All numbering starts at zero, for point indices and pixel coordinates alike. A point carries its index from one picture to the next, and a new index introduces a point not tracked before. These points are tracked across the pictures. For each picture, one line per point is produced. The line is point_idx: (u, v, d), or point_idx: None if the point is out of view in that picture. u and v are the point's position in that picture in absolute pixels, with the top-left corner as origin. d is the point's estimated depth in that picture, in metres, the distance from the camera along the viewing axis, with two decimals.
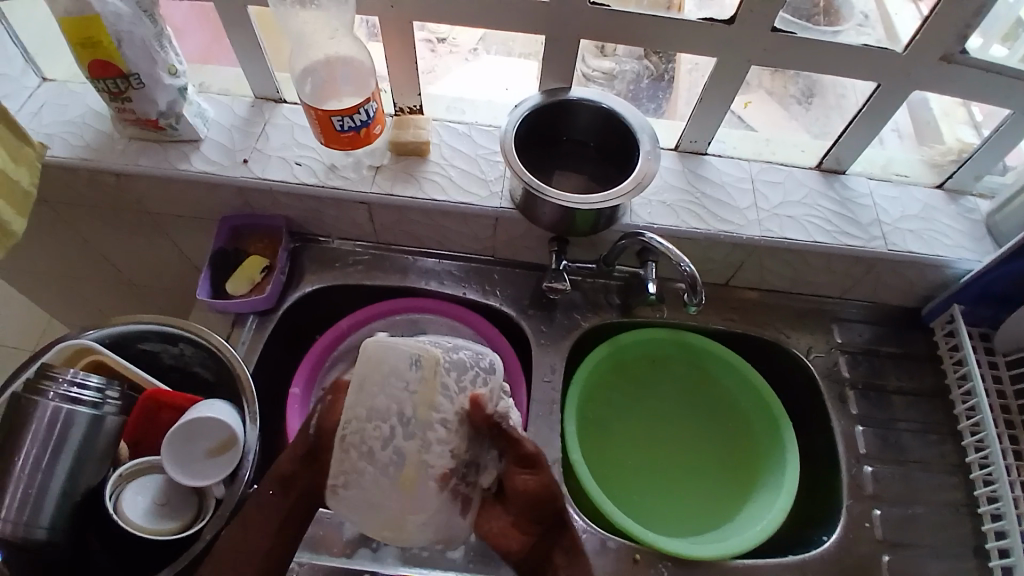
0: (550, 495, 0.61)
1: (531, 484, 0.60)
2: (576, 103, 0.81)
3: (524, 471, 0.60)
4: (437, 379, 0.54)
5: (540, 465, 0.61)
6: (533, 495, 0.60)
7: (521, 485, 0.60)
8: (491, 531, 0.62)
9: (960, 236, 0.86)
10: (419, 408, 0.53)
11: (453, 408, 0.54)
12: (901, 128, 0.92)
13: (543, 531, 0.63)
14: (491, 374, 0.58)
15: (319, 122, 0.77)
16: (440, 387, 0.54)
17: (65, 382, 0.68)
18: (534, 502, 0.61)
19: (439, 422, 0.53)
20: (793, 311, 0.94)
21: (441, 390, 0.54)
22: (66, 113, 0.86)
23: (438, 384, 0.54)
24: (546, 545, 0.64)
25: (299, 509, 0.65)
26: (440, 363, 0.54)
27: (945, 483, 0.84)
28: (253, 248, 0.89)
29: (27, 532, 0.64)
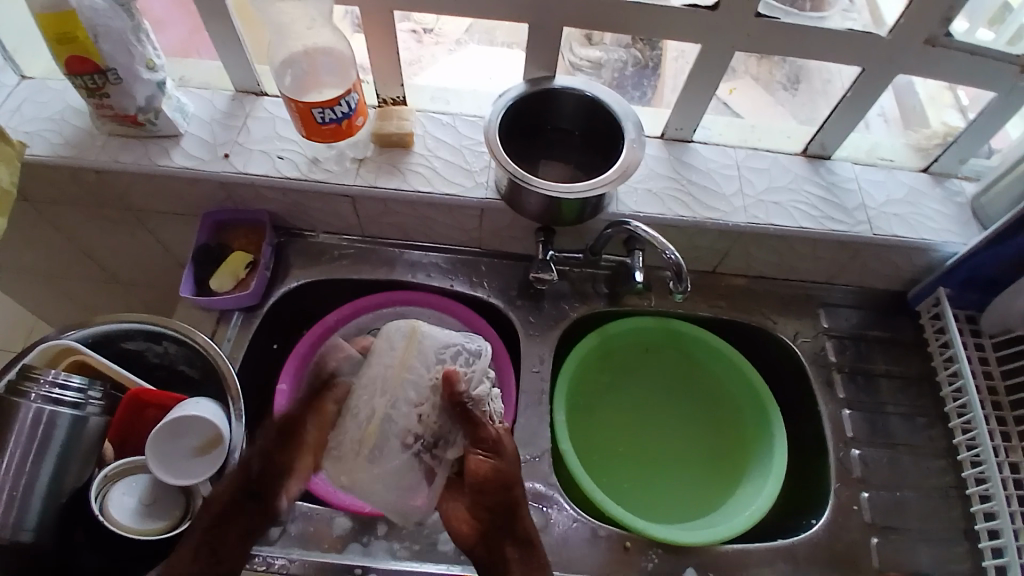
0: (506, 481, 0.63)
1: (482, 466, 0.63)
2: (559, 92, 0.81)
3: (481, 454, 0.63)
4: (421, 348, 0.64)
5: (499, 451, 0.64)
6: (483, 477, 0.63)
7: (474, 466, 0.63)
8: (448, 513, 0.65)
9: (945, 220, 0.86)
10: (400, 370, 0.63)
11: (431, 376, 0.63)
12: (886, 113, 0.95)
13: (498, 522, 0.63)
14: (479, 360, 0.66)
15: (301, 115, 0.76)
16: (422, 355, 0.64)
17: (47, 382, 0.67)
18: (486, 486, 0.63)
19: (413, 384, 0.62)
20: (780, 297, 0.95)
21: (421, 358, 0.63)
22: (44, 110, 0.85)
23: (420, 351, 0.64)
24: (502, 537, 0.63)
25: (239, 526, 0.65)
26: (427, 336, 0.65)
27: (932, 464, 0.85)
28: (236, 243, 0.88)
29: (14, 534, 0.64)
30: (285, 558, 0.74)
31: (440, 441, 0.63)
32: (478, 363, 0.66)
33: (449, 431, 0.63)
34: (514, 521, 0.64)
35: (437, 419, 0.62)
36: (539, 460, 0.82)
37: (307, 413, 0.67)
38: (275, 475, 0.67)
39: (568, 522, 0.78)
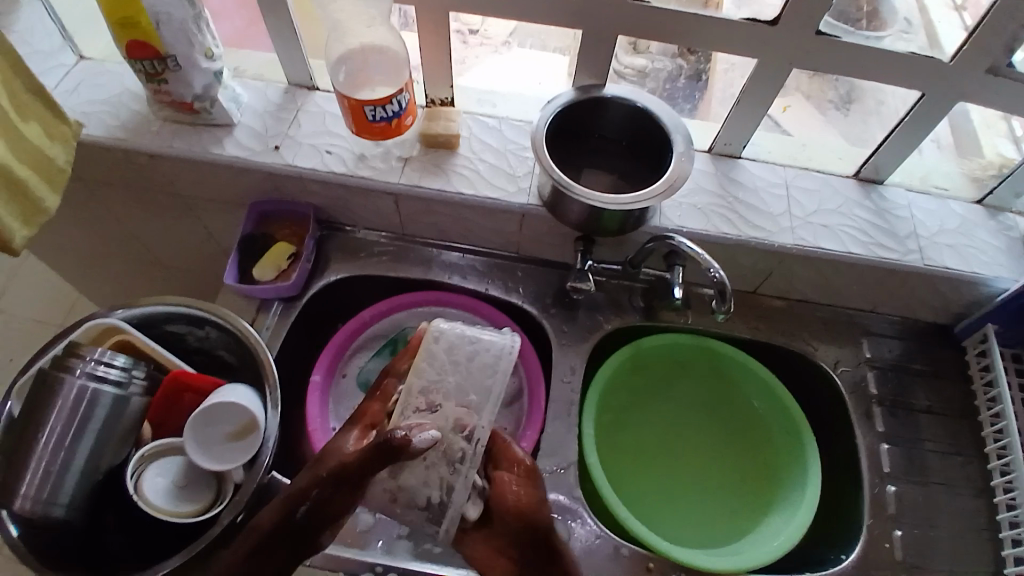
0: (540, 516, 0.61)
1: (521, 498, 0.60)
2: (609, 101, 0.80)
3: (513, 487, 0.61)
4: (433, 348, 0.60)
5: (532, 481, 0.62)
6: (520, 512, 0.60)
7: (511, 498, 0.60)
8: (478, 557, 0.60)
9: (997, 253, 0.83)
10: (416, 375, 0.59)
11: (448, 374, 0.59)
12: (940, 140, 0.89)
13: (533, 558, 0.61)
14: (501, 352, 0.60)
15: (353, 111, 0.77)
16: (437, 354, 0.60)
17: (92, 360, 0.68)
18: (521, 525, 0.60)
19: (429, 386, 0.59)
20: (821, 322, 0.93)
21: (438, 358, 0.60)
22: (102, 92, 0.87)
23: (434, 350, 0.60)
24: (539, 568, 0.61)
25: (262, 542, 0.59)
26: (441, 335, 0.61)
27: (969, 505, 0.82)
28: (279, 234, 0.89)
29: (45, 509, 0.65)
30: None
31: (458, 451, 0.57)
32: (506, 358, 0.60)
33: (464, 434, 0.57)
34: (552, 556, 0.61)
35: (456, 421, 0.57)
36: (564, 471, 0.81)
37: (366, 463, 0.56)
38: (324, 514, 0.59)
39: (590, 537, 0.77)
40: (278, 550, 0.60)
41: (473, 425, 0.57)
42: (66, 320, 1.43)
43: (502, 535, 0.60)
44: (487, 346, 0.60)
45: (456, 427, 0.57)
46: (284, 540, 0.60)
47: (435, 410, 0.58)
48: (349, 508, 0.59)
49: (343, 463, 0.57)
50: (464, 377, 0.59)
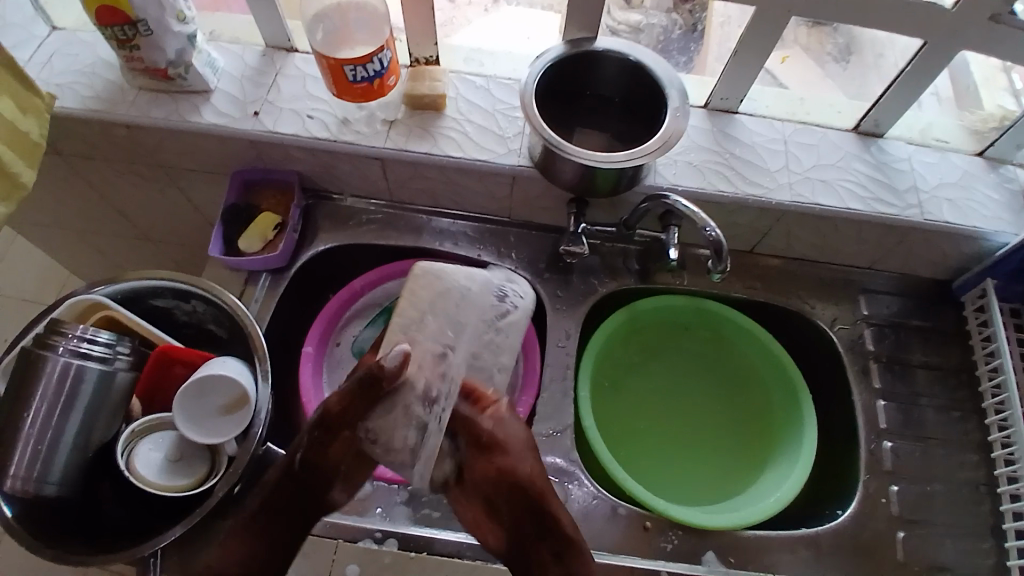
0: (518, 479, 0.59)
1: (486, 468, 0.59)
2: (601, 55, 0.78)
3: (482, 455, 0.60)
4: (419, 284, 0.58)
5: (500, 448, 0.60)
6: (491, 477, 0.59)
7: (481, 469, 0.60)
8: (468, 521, 0.61)
9: (997, 208, 0.82)
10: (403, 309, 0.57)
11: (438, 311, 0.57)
12: (939, 92, 0.90)
13: (523, 521, 0.59)
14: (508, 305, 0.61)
15: (332, 71, 0.74)
16: (422, 291, 0.58)
17: (75, 337, 0.66)
18: (497, 483, 0.59)
19: (413, 319, 0.57)
20: (818, 280, 0.91)
21: (424, 297, 0.58)
22: (75, 62, 0.84)
23: (420, 284, 0.58)
24: (531, 535, 0.58)
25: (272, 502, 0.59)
26: (434, 272, 0.59)
27: (966, 461, 0.82)
28: (265, 203, 0.87)
29: (37, 488, 0.63)
30: None
31: (433, 391, 0.55)
32: (498, 302, 0.60)
33: (441, 368, 0.56)
34: (538, 516, 0.58)
35: (432, 356, 0.56)
36: (560, 434, 0.81)
37: (347, 399, 0.55)
38: (322, 460, 0.59)
39: (588, 498, 0.77)
40: (288, 509, 0.59)
41: (447, 362, 0.56)
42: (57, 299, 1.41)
43: (478, 501, 0.60)
44: (488, 289, 0.60)
45: (433, 362, 0.55)
46: (292, 494, 0.59)
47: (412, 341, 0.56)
48: (340, 455, 0.59)
49: (326, 405, 0.56)
50: (455, 317, 0.58)
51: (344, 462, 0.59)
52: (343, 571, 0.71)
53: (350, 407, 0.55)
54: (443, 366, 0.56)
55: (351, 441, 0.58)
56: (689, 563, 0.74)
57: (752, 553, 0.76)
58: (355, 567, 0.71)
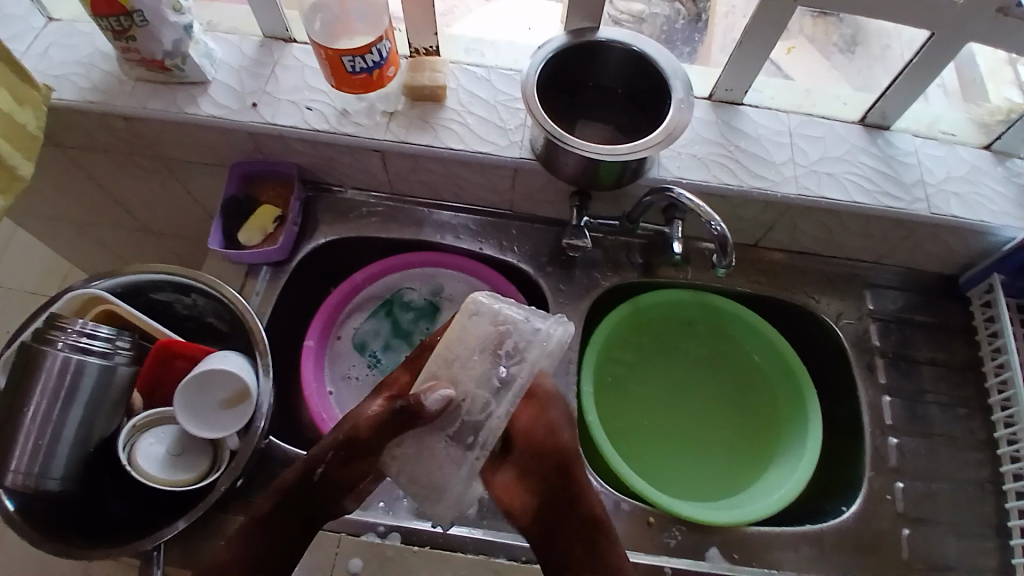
0: (558, 449, 0.59)
1: (535, 427, 0.59)
2: (604, 45, 0.76)
3: (529, 420, 0.60)
4: (469, 321, 0.57)
5: (547, 406, 0.60)
6: (539, 440, 0.59)
7: (525, 427, 0.60)
8: (497, 485, 0.59)
9: (1006, 203, 0.80)
10: (453, 346, 0.57)
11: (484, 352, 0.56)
12: (946, 86, 0.89)
13: (554, 495, 0.59)
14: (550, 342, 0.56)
15: (330, 62, 0.73)
16: (470, 330, 0.57)
17: (74, 332, 0.66)
18: (536, 448, 0.59)
19: (461, 358, 0.56)
20: (823, 275, 0.90)
21: (472, 332, 0.57)
22: (73, 53, 0.83)
23: (470, 322, 0.57)
24: (561, 509, 0.59)
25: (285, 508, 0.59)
26: (484, 308, 0.57)
27: (970, 458, 0.81)
28: (265, 196, 0.86)
29: (38, 483, 0.63)
30: None
31: (468, 432, 0.55)
32: (542, 347, 0.55)
33: (480, 416, 0.54)
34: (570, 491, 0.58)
35: (475, 399, 0.55)
36: None
37: (377, 428, 0.55)
38: (340, 474, 0.59)
39: None
40: (297, 511, 0.59)
41: (489, 411, 0.54)
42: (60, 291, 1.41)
43: (521, 461, 0.59)
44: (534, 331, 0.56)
45: (472, 406, 0.55)
46: (300, 503, 0.59)
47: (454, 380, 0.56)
48: (359, 475, 0.59)
49: (355, 426, 0.56)
50: (501, 362, 0.55)
51: (363, 480, 0.60)
52: (345, 567, 0.70)
53: (382, 434, 0.55)
54: (483, 412, 0.54)
55: (373, 463, 0.58)
56: (693, 560, 0.74)
57: (756, 550, 0.75)
58: (359, 562, 0.71)
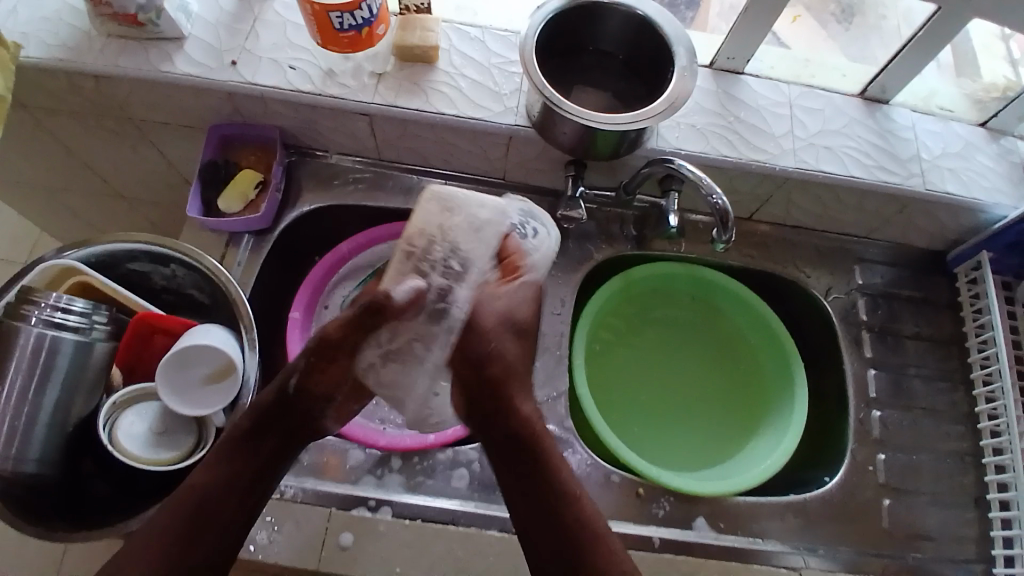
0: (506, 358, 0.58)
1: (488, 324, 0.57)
2: (606, 7, 0.73)
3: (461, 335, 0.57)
4: (485, 220, 0.57)
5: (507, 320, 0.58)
6: (488, 354, 0.57)
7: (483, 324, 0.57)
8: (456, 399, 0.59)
9: (997, 178, 0.81)
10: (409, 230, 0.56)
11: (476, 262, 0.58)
12: (941, 60, 0.88)
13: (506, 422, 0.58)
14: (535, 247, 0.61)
15: (317, 19, 0.70)
16: (488, 228, 0.57)
17: (48, 306, 0.63)
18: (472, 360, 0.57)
19: (452, 247, 0.56)
20: (814, 249, 0.91)
21: (433, 219, 0.56)
22: (38, 8, 0.77)
23: (459, 206, 0.57)
24: (492, 422, 0.59)
25: (274, 436, 0.59)
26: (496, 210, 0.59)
27: (952, 431, 0.83)
28: (244, 160, 0.82)
29: (16, 465, 0.60)
30: (296, 487, 0.71)
31: (443, 304, 0.55)
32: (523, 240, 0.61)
33: (443, 304, 0.55)
34: (500, 409, 0.58)
35: (442, 284, 0.55)
36: (555, 401, 0.79)
37: (347, 329, 0.56)
38: (313, 388, 0.59)
39: (582, 466, 0.76)
40: (271, 429, 0.59)
41: (450, 300, 0.55)
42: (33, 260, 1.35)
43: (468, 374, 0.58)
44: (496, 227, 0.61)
45: (438, 297, 0.55)
46: (280, 422, 0.59)
47: (463, 275, 0.56)
48: (335, 386, 0.59)
49: (325, 330, 0.57)
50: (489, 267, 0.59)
51: (340, 391, 0.60)
52: (336, 542, 0.68)
53: (351, 336, 0.56)
54: (446, 301, 0.55)
55: (348, 369, 0.58)
56: (680, 529, 0.75)
57: (741, 519, 0.76)
58: (349, 536, 0.68)
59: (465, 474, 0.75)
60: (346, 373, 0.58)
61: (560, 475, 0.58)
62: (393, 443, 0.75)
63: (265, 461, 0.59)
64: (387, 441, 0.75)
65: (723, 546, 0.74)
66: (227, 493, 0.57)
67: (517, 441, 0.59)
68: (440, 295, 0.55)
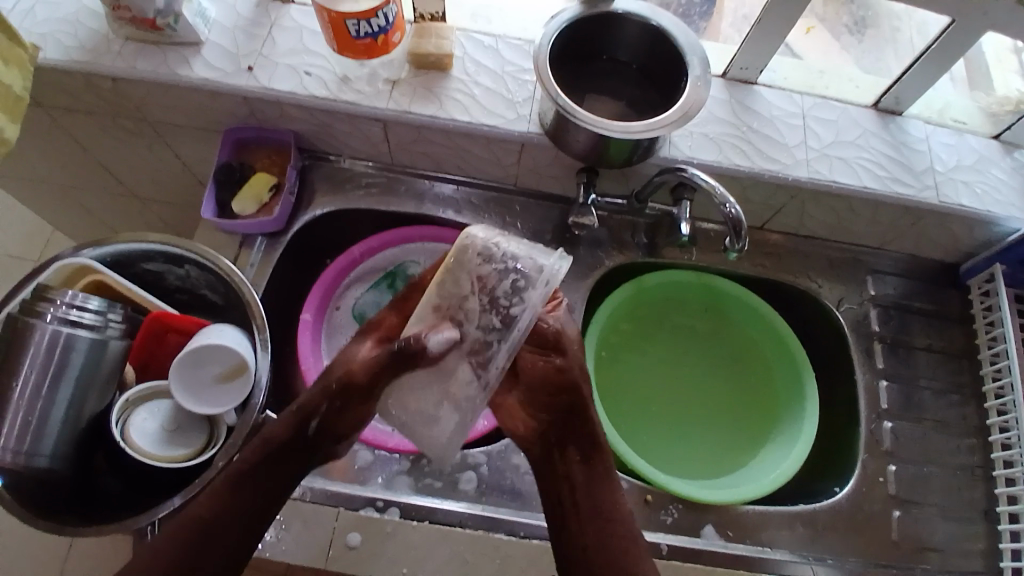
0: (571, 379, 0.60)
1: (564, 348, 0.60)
2: (621, 16, 0.74)
3: (539, 353, 0.60)
4: (528, 279, 0.53)
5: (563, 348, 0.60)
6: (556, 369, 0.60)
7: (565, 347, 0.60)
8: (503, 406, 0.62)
9: (1011, 191, 0.80)
10: (445, 279, 0.55)
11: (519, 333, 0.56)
12: (953, 73, 0.88)
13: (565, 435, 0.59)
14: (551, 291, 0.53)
15: (333, 25, 0.71)
16: (532, 290, 0.53)
17: (64, 304, 0.64)
18: (549, 386, 0.60)
19: (491, 300, 0.53)
20: (826, 259, 0.90)
21: (468, 269, 0.55)
22: (59, 10, 0.78)
23: (494, 263, 0.54)
24: (561, 438, 0.60)
25: (286, 473, 0.57)
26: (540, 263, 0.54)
27: (963, 444, 0.83)
28: (259, 163, 0.83)
29: (28, 460, 0.61)
30: (305, 486, 0.71)
31: (478, 359, 0.53)
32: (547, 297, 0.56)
33: (481, 360, 0.52)
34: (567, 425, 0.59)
35: (479, 337, 0.53)
36: None
37: (375, 372, 0.55)
38: (337, 422, 0.58)
39: None
40: (283, 461, 0.56)
41: (489, 355, 0.52)
42: (45, 258, 1.36)
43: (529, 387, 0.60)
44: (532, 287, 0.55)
45: (473, 349, 0.53)
46: (292, 455, 0.57)
47: (504, 333, 0.52)
48: (356, 423, 0.59)
49: (349, 370, 0.57)
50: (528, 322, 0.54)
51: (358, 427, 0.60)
52: (343, 542, 0.68)
53: (377, 381, 0.55)
54: (484, 358, 0.52)
55: (370, 407, 0.57)
56: (687, 537, 0.74)
57: (750, 530, 0.76)
58: (357, 535, 0.68)
59: (473, 478, 0.75)
60: (367, 412, 0.58)
61: (613, 494, 0.57)
62: (402, 445, 0.75)
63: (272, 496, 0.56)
64: (395, 443, 0.75)
65: (732, 553, 0.74)
66: (234, 528, 0.54)
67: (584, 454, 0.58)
68: (478, 351, 0.53)
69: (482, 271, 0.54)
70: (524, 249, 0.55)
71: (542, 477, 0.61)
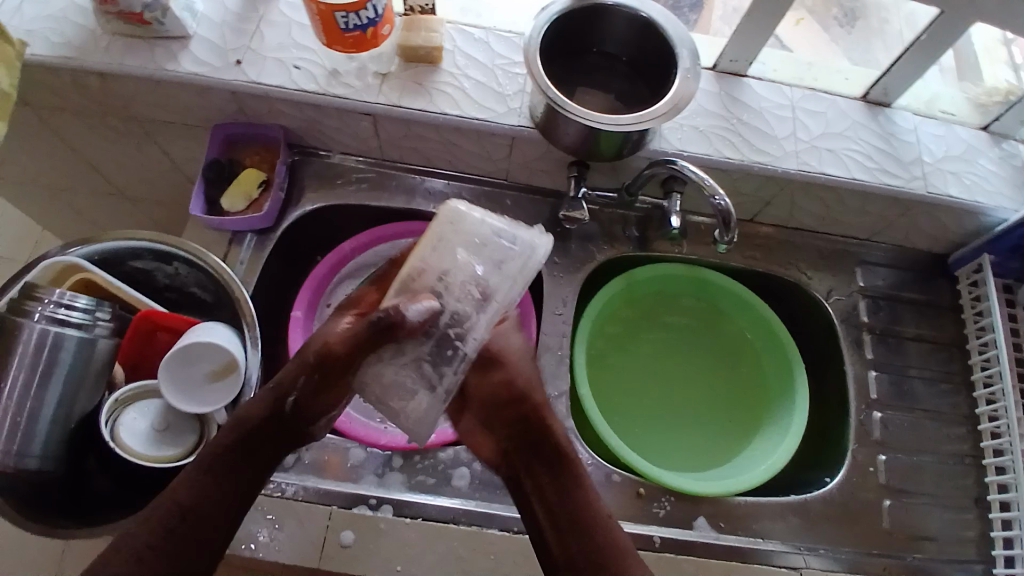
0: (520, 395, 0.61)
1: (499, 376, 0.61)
2: (610, 9, 0.74)
3: (478, 372, 0.62)
4: (507, 252, 0.54)
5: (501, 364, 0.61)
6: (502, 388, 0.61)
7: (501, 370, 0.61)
8: (465, 433, 0.64)
9: (999, 182, 0.81)
10: (422, 250, 0.54)
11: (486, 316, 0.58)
12: (943, 63, 0.89)
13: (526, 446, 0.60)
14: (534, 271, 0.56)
15: (322, 18, 0.70)
16: (510, 260, 0.53)
17: (52, 303, 0.63)
18: (499, 401, 0.61)
19: (470, 271, 0.53)
20: (816, 251, 0.91)
21: (447, 240, 0.54)
22: (45, 6, 0.77)
23: (473, 233, 0.54)
24: (525, 448, 0.59)
25: (265, 449, 0.57)
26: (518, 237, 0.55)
27: (953, 433, 0.83)
28: (247, 160, 0.83)
29: (17, 460, 0.60)
30: (297, 484, 0.71)
31: (457, 329, 0.52)
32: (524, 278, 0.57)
33: (459, 330, 0.52)
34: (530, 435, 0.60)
35: (458, 310, 0.52)
36: (556, 399, 0.79)
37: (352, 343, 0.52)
38: (313, 405, 0.56)
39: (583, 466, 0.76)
40: (265, 441, 0.57)
41: (469, 326, 0.52)
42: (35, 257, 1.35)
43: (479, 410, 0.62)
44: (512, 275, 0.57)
45: (452, 322, 0.52)
46: (273, 430, 0.57)
47: (483, 303, 0.52)
48: (335, 402, 0.57)
49: (326, 344, 0.53)
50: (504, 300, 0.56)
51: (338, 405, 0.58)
52: (337, 540, 0.68)
53: (354, 352, 0.52)
54: (463, 327, 0.52)
55: (349, 386, 0.56)
56: (680, 529, 0.75)
57: (742, 520, 0.76)
58: (351, 534, 0.68)
59: (466, 473, 0.75)
60: (345, 392, 0.56)
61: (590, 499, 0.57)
62: (395, 442, 0.75)
63: (250, 473, 0.56)
64: (389, 440, 0.75)
65: (725, 544, 0.74)
66: (209, 507, 0.54)
67: (552, 461, 0.58)
68: (455, 322, 0.52)
69: (462, 242, 0.54)
70: (503, 221, 0.55)
71: (512, 489, 0.60)
